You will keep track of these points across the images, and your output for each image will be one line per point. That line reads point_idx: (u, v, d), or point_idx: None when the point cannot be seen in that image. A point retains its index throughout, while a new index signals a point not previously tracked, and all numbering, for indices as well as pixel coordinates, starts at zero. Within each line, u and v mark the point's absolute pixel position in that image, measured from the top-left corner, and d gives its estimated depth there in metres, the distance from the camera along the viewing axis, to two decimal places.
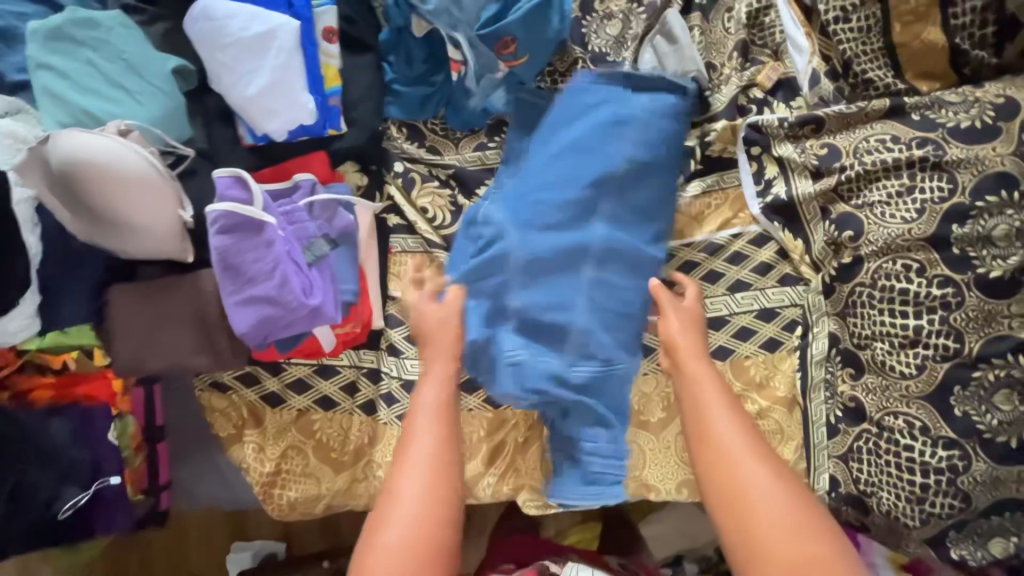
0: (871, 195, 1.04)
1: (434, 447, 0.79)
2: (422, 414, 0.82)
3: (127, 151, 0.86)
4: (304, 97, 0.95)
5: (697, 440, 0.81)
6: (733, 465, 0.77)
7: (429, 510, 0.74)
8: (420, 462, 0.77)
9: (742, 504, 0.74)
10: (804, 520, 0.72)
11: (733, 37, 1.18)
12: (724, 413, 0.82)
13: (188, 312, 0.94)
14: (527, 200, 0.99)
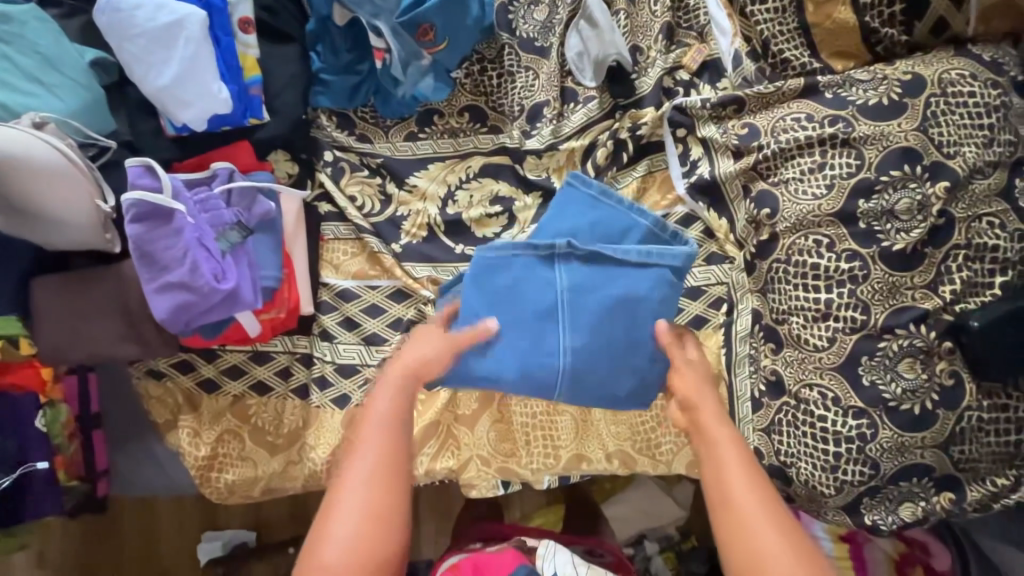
0: (786, 173, 1.05)
1: (394, 413, 0.70)
2: (387, 385, 0.73)
3: (37, 143, 0.86)
4: (216, 87, 0.96)
5: (718, 509, 0.68)
6: (759, 556, 0.64)
7: (384, 500, 0.65)
8: (377, 424, 0.69)
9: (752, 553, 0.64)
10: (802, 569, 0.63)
11: (659, 19, 1.19)
12: (734, 444, 0.73)
13: (112, 302, 0.96)
14: (480, 375, 0.92)
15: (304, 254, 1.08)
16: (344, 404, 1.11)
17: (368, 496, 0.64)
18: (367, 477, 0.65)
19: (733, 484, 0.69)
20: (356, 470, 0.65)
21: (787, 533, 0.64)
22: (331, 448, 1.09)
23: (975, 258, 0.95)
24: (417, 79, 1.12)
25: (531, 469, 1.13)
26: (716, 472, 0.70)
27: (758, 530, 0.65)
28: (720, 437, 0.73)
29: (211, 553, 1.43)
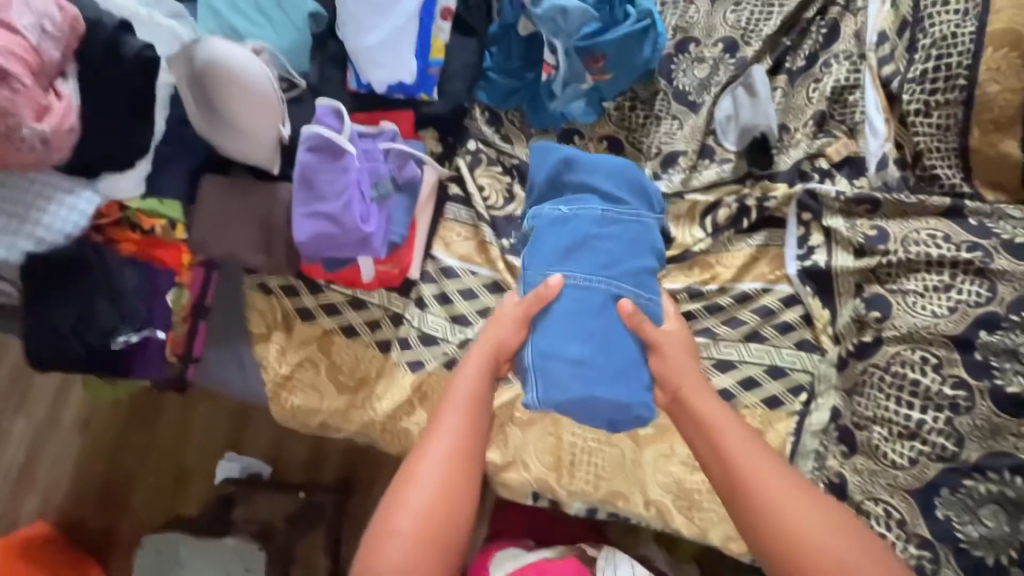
0: (908, 284, 1.05)
1: (468, 398, 0.87)
2: (471, 362, 0.90)
3: (253, 65, 1.00)
4: (408, 59, 1.08)
5: (716, 458, 0.84)
6: (754, 490, 0.80)
7: (460, 460, 0.84)
8: (453, 413, 0.86)
9: (785, 534, 0.78)
10: (820, 519, 0.78)
11: (813, 106, 1.22)
12: (703, 394, 0.87)
13: (259, 216, 1.08)
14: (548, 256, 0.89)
15: (425, 226, 1.18)
16: (417, 368, 1.17)
17: (442, 479, 0.82)
18: (456, 431, 0.85)
19: (714, 428, 0.85)
20: (433, 461, 0.83)
21: (777, 468, 0.82)
22: (394, 404, 1.15)
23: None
24: (572, 95, 1.21)
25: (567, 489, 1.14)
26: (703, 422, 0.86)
27: (772, 477, 0.81)
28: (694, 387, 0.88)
29: (230, 473, 1.53)
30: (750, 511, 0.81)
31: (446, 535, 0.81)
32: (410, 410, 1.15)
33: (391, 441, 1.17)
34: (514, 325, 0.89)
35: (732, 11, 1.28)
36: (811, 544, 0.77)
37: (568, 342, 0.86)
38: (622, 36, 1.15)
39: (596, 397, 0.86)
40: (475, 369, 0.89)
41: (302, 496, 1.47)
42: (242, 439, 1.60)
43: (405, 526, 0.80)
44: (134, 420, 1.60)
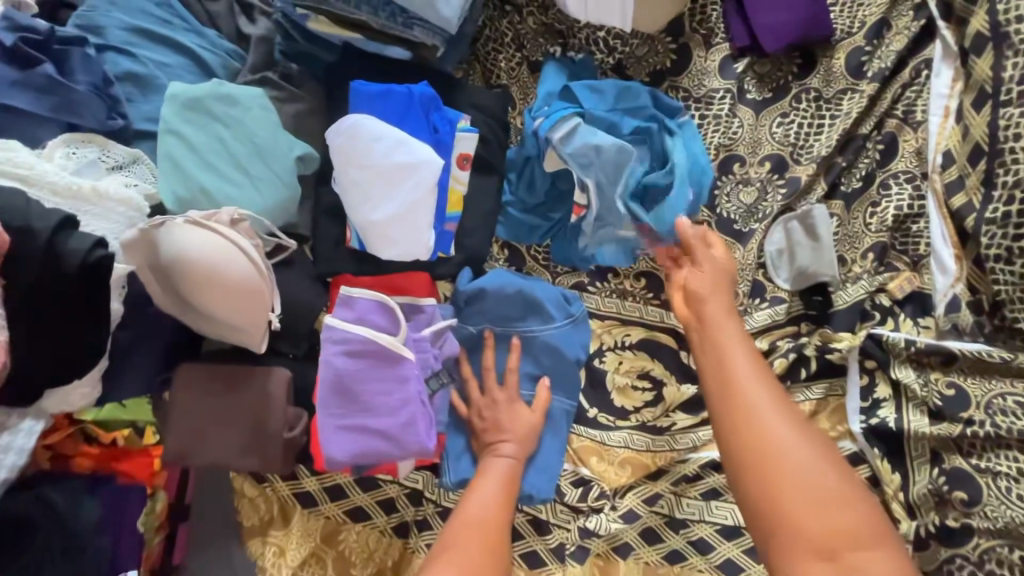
0: (997, 463, 0.94)
1: (497, 497, 0.81)
2: (490, 480, 0.84)
3: (236, 255, 0.81)
4: (426, 233, 0.84)
5: (729, 408, 0.74)
6: (778, 461, 0.71)
7: (484, 567, 0.70)
8: (477, 525, 0.75)
9: (777, 493, 0.69)
10: (831, 483, 0.70)
11: (871, 235, 1.09)
12: (733, 331, 0.79)
13: (250, 415, 0.89)
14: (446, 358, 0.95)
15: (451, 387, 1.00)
16: None
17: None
18: (484, 517, 0.77)
19: (751, 399, 0.74)
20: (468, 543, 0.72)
21: (794, 427, 0.72)
22: None
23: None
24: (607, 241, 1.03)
25: None
26: (729, 373, 0.76)
27: (773, 440, 0.71)
28: (735, 353, 0.77)
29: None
30: (745, 453, 0.71)
31: None
32: None
33: None
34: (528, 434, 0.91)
35: (779, 124, 1.13)
36: (803, 522, 0.69)
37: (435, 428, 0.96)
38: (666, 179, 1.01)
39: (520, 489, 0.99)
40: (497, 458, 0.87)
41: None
42: None
43: None
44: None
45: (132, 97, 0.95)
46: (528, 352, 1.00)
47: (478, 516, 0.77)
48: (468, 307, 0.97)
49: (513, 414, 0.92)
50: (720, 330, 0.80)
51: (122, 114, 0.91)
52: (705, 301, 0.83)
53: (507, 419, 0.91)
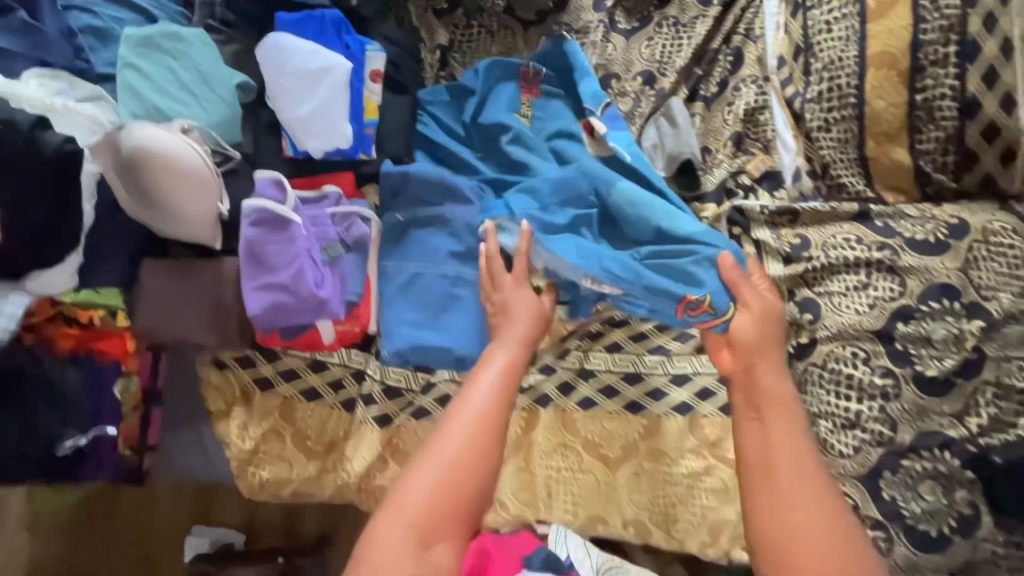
0: (831, 286, 1.14)
1: (494, 392, 0.95)
2: (492, 366, 0.98)
3: (184, 148, 0.99)
4: (343, 125, 1.07)
5: (759, 469, 0.90)
6: (786, 509, 0.85)
7: (469, 458, 0.89)
8: (472, 419, 0.91)
9: (792, 546, 0.82)
10: (833, 544, 0.82)
11: (729, 127, 1.32)
12: (783, 428, 0.93)
13: (207, 295, 1.05)
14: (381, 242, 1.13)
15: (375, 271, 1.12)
16: (384, 423, 1.17)
17: (445, 480, 0.87)
18: (482, 406, 0.92)
19: (781, 460, 0.89)
20: (460, 429, 0.91)
21: (818, 503, 0.85)
22: (365, 464, 1.14)
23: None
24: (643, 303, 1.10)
25: (546, 521, 1.18)
26: (769, 448, 0.90)
27: (781, 468, 0.89)
28: (773, 422, 0.93)
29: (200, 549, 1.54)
30: (760, 486, 0.88)
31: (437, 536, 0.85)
32: (383, 466, 1.16)
33: (367, 500, 1.17)
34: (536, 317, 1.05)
35: (646, 46, 1.36)
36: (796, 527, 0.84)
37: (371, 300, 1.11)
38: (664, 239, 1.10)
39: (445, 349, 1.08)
40: (505, 349, 1.00)
41: (280, 561, 1.49)
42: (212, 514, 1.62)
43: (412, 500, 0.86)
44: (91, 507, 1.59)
45: (94, 49, 1.13)
46: (446, 230, 1.14)
47: (476, 409, 0.93)
48: (394, 198, 1.15)
49: (519, 294, 1.06)
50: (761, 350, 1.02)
51: (85, 59, 1.09)
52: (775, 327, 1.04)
53: (515, 300, 1.06)
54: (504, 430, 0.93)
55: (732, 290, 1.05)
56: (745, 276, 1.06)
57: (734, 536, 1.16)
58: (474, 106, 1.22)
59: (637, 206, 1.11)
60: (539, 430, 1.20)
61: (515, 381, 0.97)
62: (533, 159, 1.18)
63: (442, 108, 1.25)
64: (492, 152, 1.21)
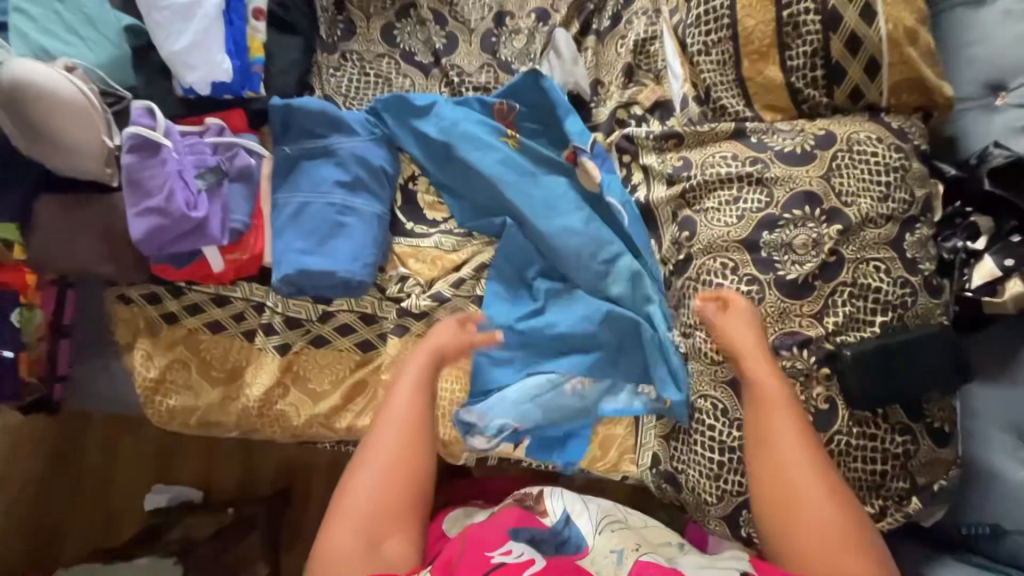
0: (709, 202, 1.16)
1: (412, 399, 1.05)
2: (402, 388, 1.06)
3: (63, 81, 1.03)
4: (220, 57, 1.11)
5: (774, 465, 0.97)
6: (799, 511, 0.94)
7: (395, 476, 1.00)
8: (396, 426, 1.03)
9: (791, 527, 0.94)
10: (830, 526, 0.93)
11: (621, 60, 1.35)
12: (791, 434, 0.97)
13: (99, 225, 1.10)
14: (272, 174, 1.18)
15: (267, 201, 1.17)
16: (285, 351, 1.22)
17: (375, 498, 0.99)
18: (402, 415, 1.03)
19: (794, 462, 0.96)
20: (379, 450, 1.02)
21: (823, 497, 0.94)
22: (265, 389, 1.20)
23: (896, 305, 1.03)
24: (578, 435, 1.21)
25: (443, 441, 1.23)
26: (779, 453, 0.97)
27: (804, 497, 0.94)
28: (784, 428, 0.97)
29: (157, 504, 1.62)
30: (765, 484, 0.97)
31: (386, 535, 0.98)
32: (284, 392, 1.22)
33: (271, 425, 1.22)
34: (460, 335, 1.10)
35: None
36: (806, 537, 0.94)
37: (264, 228, 1.16)
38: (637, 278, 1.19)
39: (334, 270, 1.13)
40: (414, 370, 1.07)
41: (230, 511, 1.57)
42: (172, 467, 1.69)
43: (354, 513, 0.98)
44: (55, 467, 1.67)
45: None
46: (333, 161, 1.19)
47: (395, 430, 1.03)
48: (281, 131, 1.19)
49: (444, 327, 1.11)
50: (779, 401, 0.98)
51: None
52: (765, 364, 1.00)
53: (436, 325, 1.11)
54: (427, 436, 1.04)
55: (729, 337, 1.03)
56: (719, 305, 1.05)
57: (622, 449, 1.21)
58: (462, 127, 1.23)
59: (608, 241, 1.20)
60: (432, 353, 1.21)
61: (431, 383, 1.08)
62: (496, 176, 1.22)
63: (416, 114, 1.25)
64: (467, 164, 1.23)
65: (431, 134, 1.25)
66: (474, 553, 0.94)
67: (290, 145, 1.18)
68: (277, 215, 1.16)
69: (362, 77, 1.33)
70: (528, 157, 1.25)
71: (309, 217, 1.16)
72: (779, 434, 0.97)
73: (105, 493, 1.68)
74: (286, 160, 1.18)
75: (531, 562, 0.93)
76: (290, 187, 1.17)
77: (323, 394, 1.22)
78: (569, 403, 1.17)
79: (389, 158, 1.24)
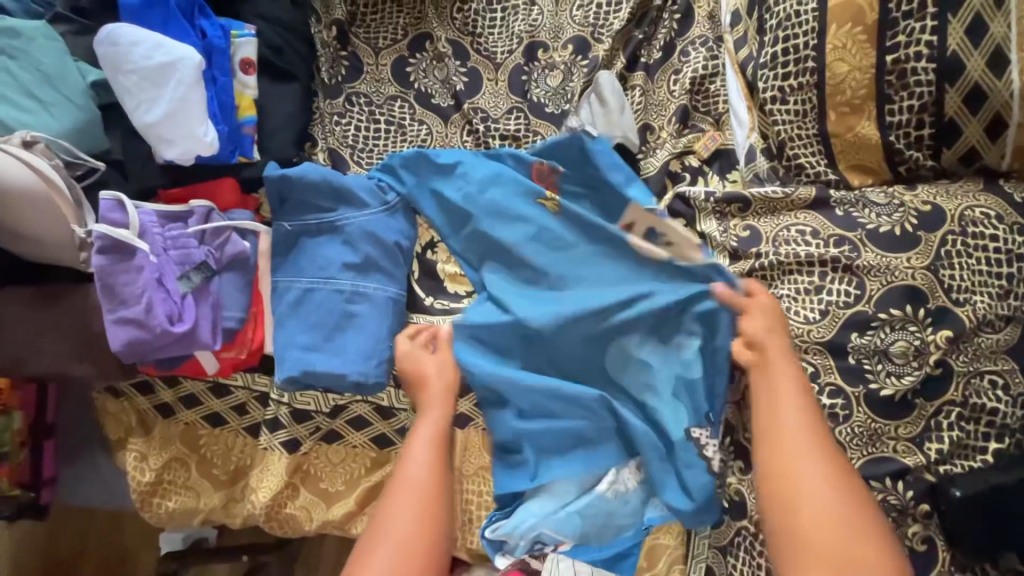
0: (782, 288, 0.97)
1: (434, 460, 0.87)
2: (420, 439, 0.90)
3: (15, 166, 0.86)
4: (202, 130, 0.92)
5: (769, 439, 0.83)
6: (800, 498, 0.78)
7: (418, 539, 0.81)
8: (418, 479, 0.85)
9: (793, 513, 0.78)
10: (848, 520, 0.76)
11: (675, 100, 1.14)
12: (795, 402, 0.84)
13: (74, 324, 0.95)
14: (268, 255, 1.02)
15: (267, 288, 1.02)
16: (293, 448, 1.09)
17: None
18: (427, 463, 0.86)
19: (794, 434, 0.82)
20: (405, 500, 0.83)
21: (829, 467, 0.79)
22: (271, 493, 1.07)
23: (1014, 429, 0.86)
24: (633, 556, 1.00)
25: (469, 550, 1.09)
26: (773, 418, 0.84)
27: (801, 471, 0.79)
28: (785, 394, 0.85)
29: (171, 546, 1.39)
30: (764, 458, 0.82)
31: None
32: (294, 493, 1.10)
33: (280, 527, 1.11)
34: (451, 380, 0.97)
35: (578, 7, 1.17)
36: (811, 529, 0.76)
37: (263, 319, 1.01)
38: (682, 358, 0.99)
39: (344, 372, 0.97)
40: (433, 415, 0.92)
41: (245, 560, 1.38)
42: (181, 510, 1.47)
43: None
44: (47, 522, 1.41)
45: None
46: (341, 240, 1.02)
47: (420, 475, 0.86)
48: (277, 204, 1.01)
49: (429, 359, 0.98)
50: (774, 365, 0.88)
51: None
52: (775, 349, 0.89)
53: (428, 366, 0.98)
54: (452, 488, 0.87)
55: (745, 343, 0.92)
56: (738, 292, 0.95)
57: (672, 559, 1.08)
58: (491, 193, 1.06)
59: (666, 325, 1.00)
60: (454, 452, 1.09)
61: (448, 435, 0.92)
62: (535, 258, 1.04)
63: (439, 172, 1.08)
64: (495, 233, 1.05)
65: (456, 199, 1.07)
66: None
67: (289, 222, 1.01)
68: (277, 305, 1.00)
69: (371, 125, 1.14)
70: (570, 221, 1.04)
71: (315, 308, 1.00)
72: (774, 402, 0.85)
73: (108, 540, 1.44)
74: (284, 239, 1.02)
75: None
76: (289, 271, 1.01)
77: (337, 494, 1.10)
78: (609, 506, 0.97)
79: (402, 227, 1.06)
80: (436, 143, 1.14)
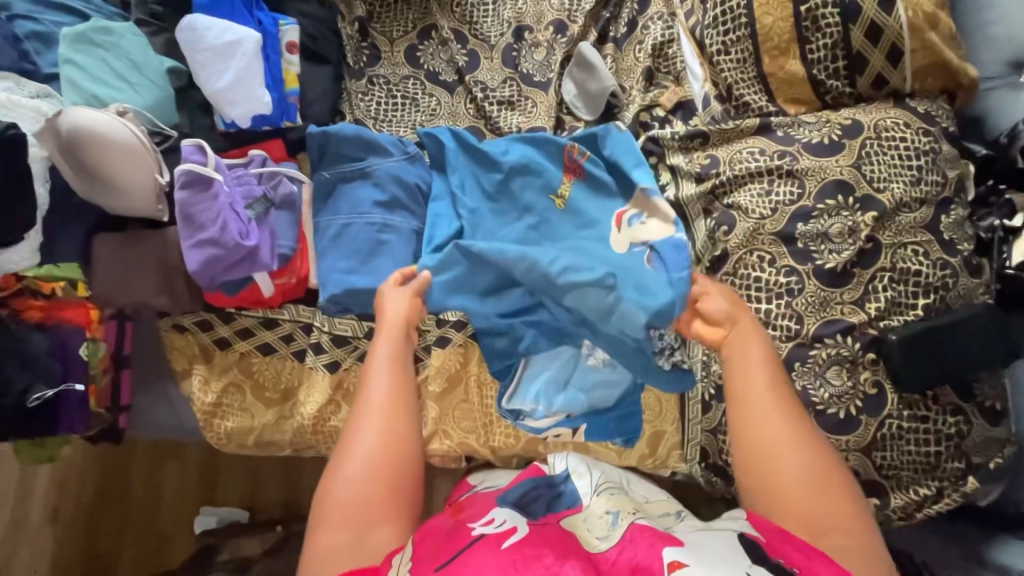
0: (740, 197, 1.16)
1: (391, 391, 0.95)
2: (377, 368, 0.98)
3: (117, 125, 1.08)
4: (261, 92, 1.18)
5: (740, 400, 0.92)
6: (773, 451, 0.87)
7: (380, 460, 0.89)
8: (377, 407, 0.93)
9: (766, 463, 0.86)
10: (815, 471, 0.85)
11: (641, 64, 1.36)
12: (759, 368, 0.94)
13: (154, 259, 1.15)
14: (312, 197, 1.23)
15: (309, 227, 1.22)
16: (334, 369, 1.26)
17: (362, 492, 0.86)
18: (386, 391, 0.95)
19: (760, 394, 0.91)
20: (369, 424, 0.91)
21: (794, 425, 0.88)
22: (318, 406, 1.23)
23: (937, 287, 1.05)
24: (636, 414, 1.21)
25: (490, 447, 1.24)
26: (741, 380, 0.93)
27: (770, 425, 0.88)
28: (753, 359, 0.95)
29: (207, 526, 1.62)
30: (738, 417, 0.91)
31: (374, 522, 0.85)
32: (336, 408, 1.25)
33: (324, 441, 1.26)
34: (407, 310, 1.05)
35: None
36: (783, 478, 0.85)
37: (308, 248, 1.20)
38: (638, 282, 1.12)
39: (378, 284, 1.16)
40: (386, 349, 1.00)
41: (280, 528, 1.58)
42: (215, 491, 1.70)
43: (337, 503, 0.85)
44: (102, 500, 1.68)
45: (40, 51, 1.22)
46: (370, 182, 1.22)
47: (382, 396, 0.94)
48: (318, 156, 1.23)
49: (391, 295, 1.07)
50: (738, 334, 0.98)
51: (30, 61, 1.19)
52: (739, 321, 0.98)
53: (390, 303, 1.06)
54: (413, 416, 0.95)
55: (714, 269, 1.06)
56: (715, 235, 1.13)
57: (670, 446, 1.24)
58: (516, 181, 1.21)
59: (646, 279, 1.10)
60: (474, 362, 1.27)
61: (404, 363, 1.00)
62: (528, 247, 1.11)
63: (474, 156, 1.23)
64: (507, 211, 1.21)
65: (485, 177, 1.22)
66: (452, 532, 0.75)
67: (328, 171, 1.22)
68: (320, 238, 1.20)
69: (389, 98, 1.37)
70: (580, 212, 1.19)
71: (353, 238, 1.19)
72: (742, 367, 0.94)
73: (153, 516, 1.69)
74: (323, 184, 1.22)
75: (513, 531, 0.74)
76: (329, 210, 1.21)
77: None
78: (605, 375, 1.18)
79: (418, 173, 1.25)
80: (445, 111, 1.38)
